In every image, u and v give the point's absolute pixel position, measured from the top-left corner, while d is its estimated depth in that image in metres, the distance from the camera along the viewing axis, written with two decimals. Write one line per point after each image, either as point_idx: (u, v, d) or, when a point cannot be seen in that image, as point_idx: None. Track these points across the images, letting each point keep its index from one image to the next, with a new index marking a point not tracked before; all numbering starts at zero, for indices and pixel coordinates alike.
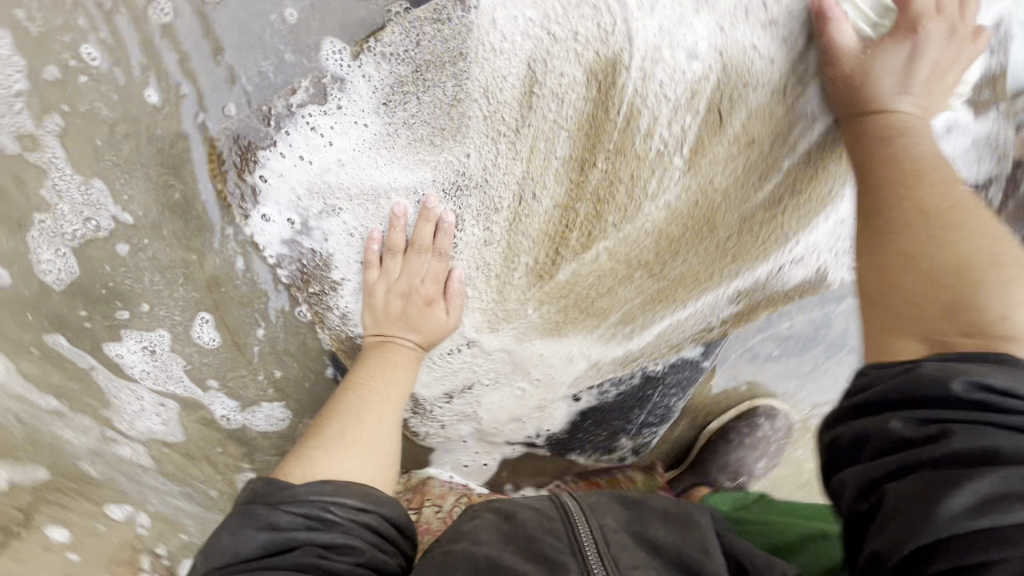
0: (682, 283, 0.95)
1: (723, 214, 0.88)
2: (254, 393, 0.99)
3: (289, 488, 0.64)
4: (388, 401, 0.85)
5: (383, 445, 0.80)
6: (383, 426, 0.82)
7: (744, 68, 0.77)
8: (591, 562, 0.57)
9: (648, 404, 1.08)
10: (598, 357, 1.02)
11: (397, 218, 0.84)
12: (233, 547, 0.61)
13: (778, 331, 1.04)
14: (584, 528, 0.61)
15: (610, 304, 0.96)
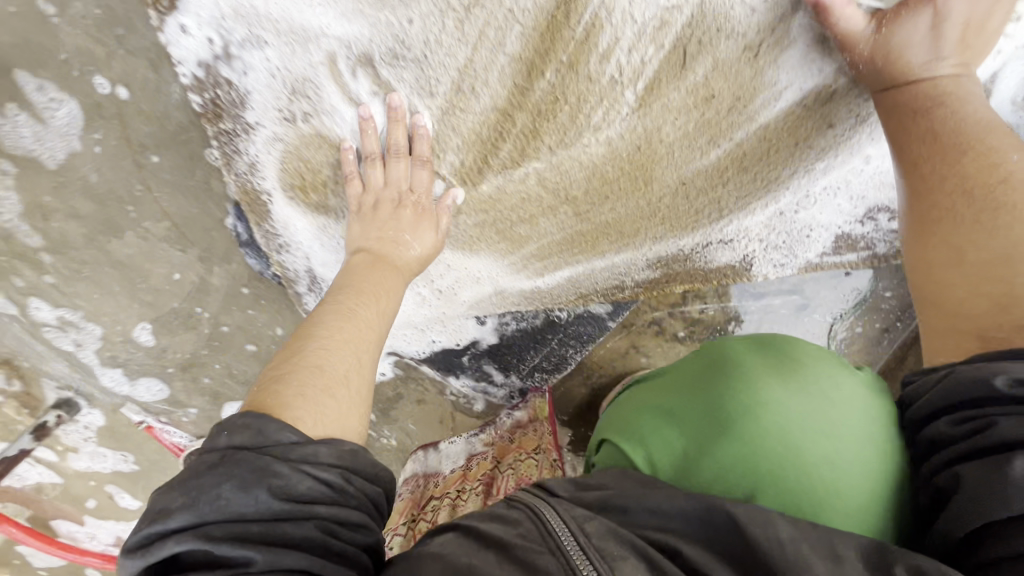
0: (607, 231, 0.91)
1: (661, 169, 0.84)
2: (147, 222, 0.97)
3: (314, 446, 0.57)
4: (369, 332, 0.77)
5: (360, 378, 0.70)
6: (363, 353, 0.73)
7: (722, 13, 0.67)
8: (575, 559, 0.49)
9: (545, 349, 1.08)
10: (504, 285, 0.99)
11: (364, 123, 0.82)
12: (232, 494, 0.51)
13: (690, 312, 1.04)
14: (558, 522, 0.52)
15: (528, 233, 0.92)
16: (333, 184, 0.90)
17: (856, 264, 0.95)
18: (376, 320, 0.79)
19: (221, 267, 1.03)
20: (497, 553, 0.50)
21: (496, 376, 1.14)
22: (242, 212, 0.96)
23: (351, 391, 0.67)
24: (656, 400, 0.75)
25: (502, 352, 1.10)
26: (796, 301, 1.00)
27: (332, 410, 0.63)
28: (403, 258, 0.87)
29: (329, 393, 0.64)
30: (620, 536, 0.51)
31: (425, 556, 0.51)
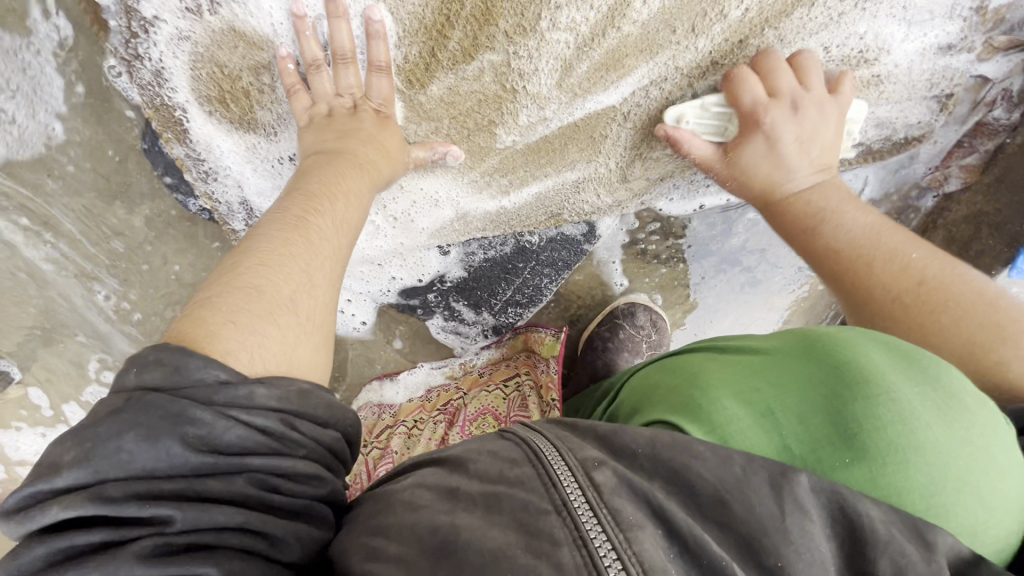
0: (576, 136, 0.81)
1: (635, 58, 0.74)
2: (46, 156, 0.83)
3: (249, 387, 0.46)
4: (329, 250, 0.63)
5: (314, 304, 0.58)
6: (318, 273, 0.60)
7: None
8: (582, 519, 0.42)
9: (517, 280, 0.99)
10: (466, 207, 0.89)
11: (300, 22, 0.68)
12: (135, 453, 0.41)
13: (671, 231, 0.96)
14: (565, 474, 0.45)
15: (490, 143, 0.81)
16: (258, 93, 0.77)
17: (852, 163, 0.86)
18: (336, 231, 0.66)
19: (141, 211, 0.89)
20: (484, 500, 0.46)
21: (467, 314, 1.05)
22: (155, 139, 0.82)
23: (301, 317, 0.56)
24: (745, 383, 0.55)
25: (470, 287, 1.01)
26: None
27: (274, 339, 0.52)
28: (366, 157, 0.73)
29: (268, 318, 0.52)
30: (635, 487, 0.44)
31: (399, 506, 0.48)
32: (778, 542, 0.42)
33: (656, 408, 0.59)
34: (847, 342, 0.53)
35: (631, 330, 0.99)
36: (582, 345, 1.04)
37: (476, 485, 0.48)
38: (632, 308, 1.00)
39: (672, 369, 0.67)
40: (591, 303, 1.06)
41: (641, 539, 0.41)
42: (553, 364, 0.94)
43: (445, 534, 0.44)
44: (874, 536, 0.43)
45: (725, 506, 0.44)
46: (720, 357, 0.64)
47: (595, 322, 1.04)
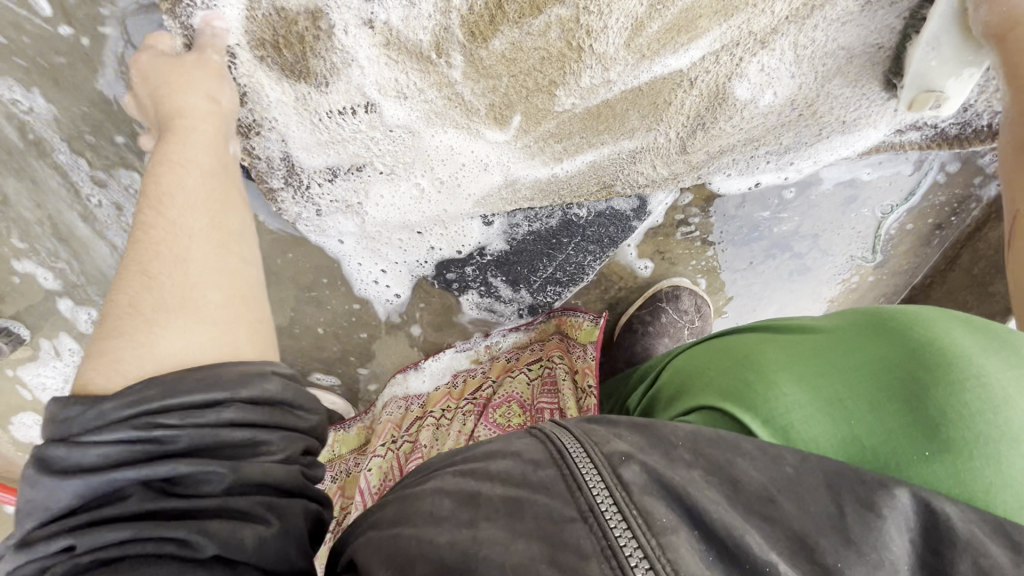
0: (639, 102, 0.78)
1: (708, 21, 0.71)
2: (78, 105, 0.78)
3: (97, 408, 0.45)
4: (166, 230, 0.59)
5: (160, 295, 0.55)
6: (155, 261, 0.57)
7: None
8: (611, 524, 0.40)
9: (558, 256, 0.96)
10: (515, 173, 0.85)
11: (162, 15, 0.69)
12: (37, 501, 0.43)
13: (724, 210, 0.94)
14: (590, 476, 0.44)
15: (548, 106, 0.79)
16: (313, 40, 0.71)
17: (918, 146, 0.85)
18: (195, 210, 0.61)
19: None
20: (504, 507, 0.43)
21: (504, 290, 1.01)
22: None
23: (158, 297, 0.55)
24: (812, 370, 0.58)
25: (510, 262, 0.97)
26: (846, 194, 0.93)
27: (129, 348, 0.51)
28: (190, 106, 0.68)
29: (120, 334, 0.52)
30: (666, 489, 0.43)
31: (419, 517, 0.45)
32: (828, 546, 0.40)
33: (713, 391, 0.62)
34: (920, 327, 0.56)
35: (672, 315, 1.00)
36: (620, 328, 1.04)
37: (500, 491, 0.45)
38: (677, 291, 1.00)
39: (725, 348, 0.69)
40: (632, 287, 1.05)
41: (675, 542, 0.39)
42: (592, 350, 0.91)
43: (464, 548, 0.41)
44: (954, 534, 0.41)
45: (772, 501, 0.43)
46: (773, 340, 0.66)
47: (636, 308, 1.03)
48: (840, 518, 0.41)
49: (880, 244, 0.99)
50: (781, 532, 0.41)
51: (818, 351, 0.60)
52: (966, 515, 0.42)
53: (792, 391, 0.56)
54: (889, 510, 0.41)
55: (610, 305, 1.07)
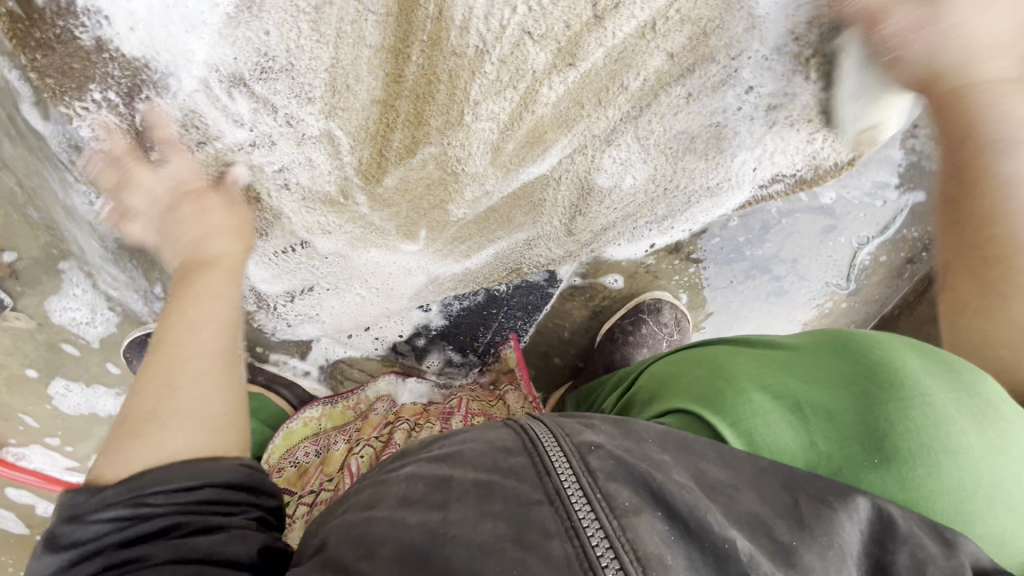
0: (519, 203, 0.90)
1: (555, 132, 0.82)
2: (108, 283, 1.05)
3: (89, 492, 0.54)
4: (181, 327, 0.69)
5: (181, 403, 0.62)
6: (177, 374, 0.64)
7: None
8: (574, 502, 0.48)
9: (492, 324, 1.09)
10: (436, 273, 1.00)
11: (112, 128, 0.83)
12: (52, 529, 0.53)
13: (674, 234, 0.96)
14: (559, 465, 0.51)
15: (444, 218, 0.92)
16: (246, 207, 0.92)
17: (784, 193, 0.91)
18: (195, 328, 0.69)
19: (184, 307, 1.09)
20: (477, 491, 0.51)
21: (455, 356, 1.16)
22: None
23: (181, 414, 0.62)
24: (783, 384, 0.61)
25: (453, 333, 1.12)
26: (824, 223, 0.96)
27: (137, 452, 0.58)
28: (220, 252, 0.81)
29: (135, 434, 0.59)
30: (623, 479, 0.50)
31: (393, 502, 0.53)
32: (781, 531, 0.49)
33: (685, 395, 0.66)
34: (880, 349, 0.61)
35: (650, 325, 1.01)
36: (602, 336, 1.07)
37: (472, 476, 0.52)
38: (658, 303, 1.02)
39: (697, 360, 0.72)
40: (615, 296, 1.06)
41: (633, 524, 0.46)
42: (521, 371, 1.02)
43: (437, 527, 0.48)
44: (896, 531, 0.50)
45: (736, 493, 0.51)
46: (748, 353, 0.69)
47: (611, 322, 1.06)
48: (794, 510, 0.50)
49: (853, 273, 1.01)
50: (738, 515, 0.50)
51: (790, 365, 0.64)
52: (897, 512, 0.52)
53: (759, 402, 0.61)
54: (837, 510, 0.50)
55: (590, 330, 1.12)
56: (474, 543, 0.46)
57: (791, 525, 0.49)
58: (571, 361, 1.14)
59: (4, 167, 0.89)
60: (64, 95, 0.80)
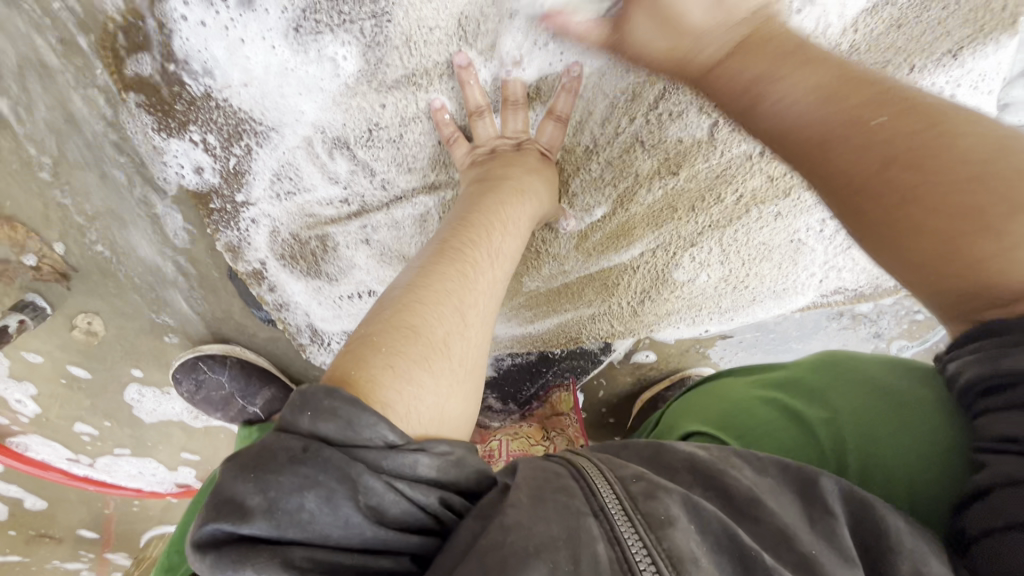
0: (592, 283, 0.93)
1: (643, 229, 0.85)
2: (161, 306, 1.02)
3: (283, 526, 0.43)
4: (460, 274, 0.65)
5: (464, 347, 0.61)
6: (471, 311, 0.64)
7: (675, 86, 0.70)
8: (618, 523, 0.42)
9: (540, 379, 1.12)
10: (496, 332, 1.02)
11: (438, 114, 0.75)
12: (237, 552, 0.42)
13: (728, 326, 1.00)
14: (604, 485, 0.46)
15: (515, 288, 0.94)
16: (321, 253, 0.92)
17: (841, 304, 0.94)
18: (492, 265, 0.68)
19: (236, 331, 1.08)
20: (528, 500, 0.44)
21: (495, 404, 1.17)
22: (237, 278, 0.97)
23: (453, 363, 0.59)
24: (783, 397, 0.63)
25: (500, 384, 1.14)
26: (870, 329, 1.00)
27: (429, 391, 0.55)
28: (512, 217, 0.71)
29: (427, 365, 0.56)
30: (671, 493, 0.44)
31: (468, 538, 0.43)
32: (803, 537, 0.42)
33: (705, 422, 0.66)
34: (852, 366, 0.61)
35: None
36: (643, 404, 1.11)
37: (524, 486, 0.46)
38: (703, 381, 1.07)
39: (713, 392, 0.72)
40: (663, 368, 1.11)
41: (672, 536, 0.41)
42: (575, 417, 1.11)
43: (493, 538, 0.41)
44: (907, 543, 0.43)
45: (758, 501, 0.45)
46: (757, 380, 0.70)
47: (650, 394, 1.10)
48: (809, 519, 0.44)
49: None
50: (766, 533, 0.43)
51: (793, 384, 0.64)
52: (909, 520, 0.44)
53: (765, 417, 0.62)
54: (838, 507, 0.45)
55: (628, 394, 1.16)
56: (527, 552, 0.39)
57: (812, 528, 0.43)
58: (600, 415, 1.19)
59: (80, 190, 0.86)
60: (162, 131, 0.79)
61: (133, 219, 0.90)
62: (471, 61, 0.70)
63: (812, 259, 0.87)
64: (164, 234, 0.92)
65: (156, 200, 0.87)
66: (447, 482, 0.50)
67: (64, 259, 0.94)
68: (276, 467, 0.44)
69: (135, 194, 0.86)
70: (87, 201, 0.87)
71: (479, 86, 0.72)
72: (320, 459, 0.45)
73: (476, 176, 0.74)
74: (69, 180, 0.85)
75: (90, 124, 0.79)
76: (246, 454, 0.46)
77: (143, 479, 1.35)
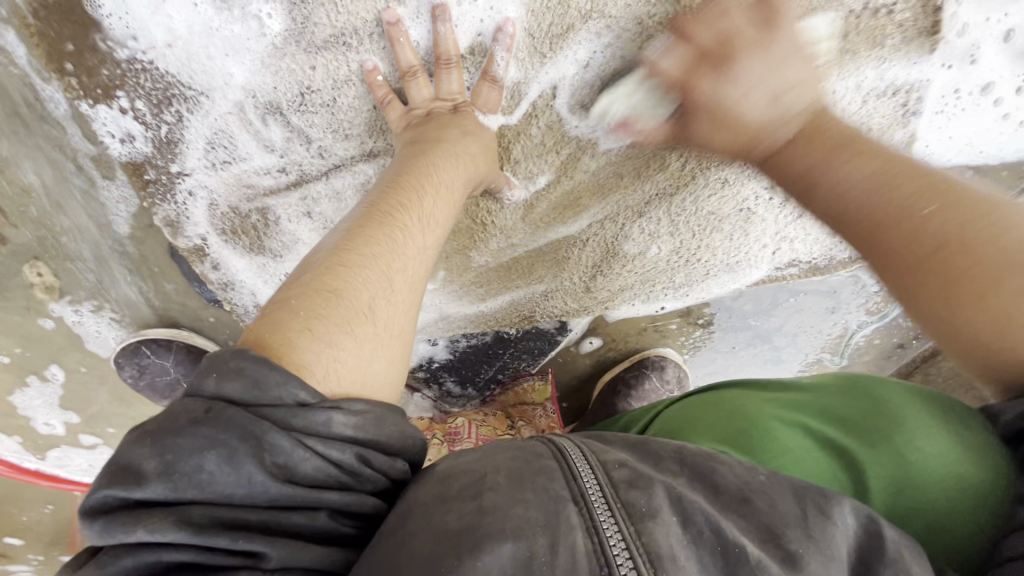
0: (544, 258, 0.91)
1: (591, 199, 0.83)
2: (103, 287, 1.00)
3: (178, 487, 0.41)
4: (386, 243, 0.61)
5: (390, 313, 0.59)
6: (400, 277, 0.61)
7: (605, 37, 0.67)
8: (597, 513, 0.40)
9: (498, 362, 1.10)
10: (449, 311, 1.00)
11: (369, 75, 0.72)
12: (128, 518, 0.41)
13: (685, 300, 0.97)
14: (585, 468, 0.44)
15: (465, 264, 0.92)
16: (264, 227, 0.90)
17: (798, 277, 0.92)
18: (423, 231, 0.65)
19: (183, 312, 1.06)
20: (507, 482, 0.42)
21: (454, 388, 1.14)
22: (180, 255, 0.94)
23: (377, 328, 0.57)
24: (803, 417, 0.60)
25: (457, 367, 1.11)
26: (827, 305, 0.98)
27: (349, 354, 0.52)
28: (445, 183, 0.69)
29: (347, 330, 0.53)
30: (654, 485, 0.42)
31: (427, 500, 0.42)
32: (792, 534, 0.41)
33: (711, 437, 0.62)
34: (890, 399, 0.56)
35: (650, 383, 1.03)
36: (602, 387, 1.08)
37: (502, 468, 0.43)
38: (662, 362, 1.05)
39: (715, 404, 0.69)
40: (622, 349, 1.09)
41: (651, 529, 0.39)
42: (549, 407, 1.05)
43: (471, 520, 0.39)
44: (882, 550, 0.42)
45: (748, 502, 0.43)
46: (768, 397, 0.67)
47: (608, 377, 1.08)
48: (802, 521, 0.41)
49: (848, 352, 1.05)
50: (754, 527, 0.41)
51: (816, 406, 0.61)
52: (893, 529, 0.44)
53: (781, 436, 0.58)
54: (836, 517, 0.42)
55: (590, 376, 1.14)
56: (505, 535, 0.38)
57: (803, 527, 0.41)
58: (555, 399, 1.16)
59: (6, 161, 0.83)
60: (88, 98, 0.76)
61: (64, 192, 0.87)
62: (400, 18, 0.67)
63: (760, 231, 0.85)
64: (97, 208, 0.89)
65: (87, 173, 0.85)
66: (366, 440, 0.49)
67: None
68: (175, 431, 0.42)
69: (63, 164, 0.83)
70: (14, 173, 0.84)
71: (410, 44, 0.69)
72: (223, 419, 0.43)
73: (410, 139, 0.72)
74: None
75: (10, 88, 0.76)
76: (149, 420, 0.44)
77: (95, 473, 1.32)
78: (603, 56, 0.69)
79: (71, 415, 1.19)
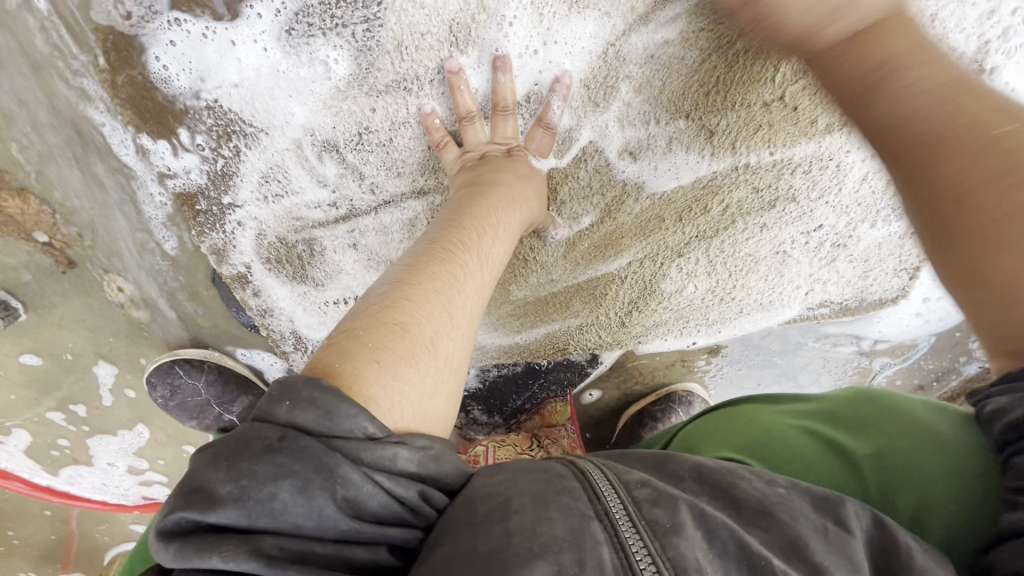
0: (580, 293, 0.93)
1: (632, 239, 0.85)
2: (141, 309, 1.01)
3: (252, 512, 0.40)
4: (445, 279, 0.63)
5: (449, 347, 0.60)
6: (458, 313, 0.63)
7: (653, 94, 0.71)
8: (624, 531, 0.41)
9: (527, 391, 1.10)
10: (483, 341, 1.01)
11: (427, 119, 0.75)
12: (201, 543, 0.40)
13: (720, 335, 0.99)
14: (607, 487, 0.45)
15: (502, 295, 0.94)
16: (308, 257, 0.91)
17: (829, 317, 0.94)
18: (481, 269, 0.68)
19: (217, 336, 1.06)
20: (531, 502, 0.42)
21: (481, 416, 1.15)
22: (221, 281, 0.95)
23: (438, 363, 0.58)
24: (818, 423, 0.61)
25: (486, 396, 1.11)
26: (854, 345, 1.00)
27: (413, 388, 0.53)
28: (502, 223, 0.71)
29: (412, 363, 0.54)
30: (677, 501, 0.43)
31: (456, 523, 0.41)
32: (815, 548, 0.41)
33: (726, 445, 0.62)
34: (895, 400, 0.58)
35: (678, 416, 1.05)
36: (630, 418, 1.09)
37: (527, 489, 0.44)
38: (689, 396, 1.06)
39: (730, 416, 0.69)
40: (650, 381, 1.10)
41: (679, 546, 0.40)
42: (571, 428, 1.08)
43: (501, 542, 0.39)
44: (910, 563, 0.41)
45: (771, 514, 0.43)
46: (782, 407, 0.68)
47: (636, 408, 1.09)
48: (825, 535, 0.42)
49: None
50: (776, 541, 0.42)
51: (830, 414, 0.62)
52: (916, 543, 0.43)
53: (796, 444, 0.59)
54: (852, 524, 0.43)
55: (616, 408, 1.15)
56: (533, 555, 0.38)
57: (823, 539, 0.42)
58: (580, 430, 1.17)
59: (64, 189, 0.85)
60: (152, 132, 0.79)
61: (116, 220, 0.89)
62: (462, 67, 0.71)
63: (794, 276, 0.88)
64: (145, 236, 0.90)
65: (138, 200, 0.86)
66: (425, 477, 0.48)
67: (43, 259, 0.92)
68: (250, 456, 0.42)
69: (118, 193, 0.86)
70: (67, 200, 0.86)
71: (468, 88, 0.72)
72: (297, 449, 0.42)
73: (467, 180, 0.75)
74: (50, 178, 0.84)
75: (76, 120, 0.78)
76: (219, 442, 0.44)
77: (105, 490, 1.30)
78: (654, 109, 0.72)
79: (137, 459, 1.25)
